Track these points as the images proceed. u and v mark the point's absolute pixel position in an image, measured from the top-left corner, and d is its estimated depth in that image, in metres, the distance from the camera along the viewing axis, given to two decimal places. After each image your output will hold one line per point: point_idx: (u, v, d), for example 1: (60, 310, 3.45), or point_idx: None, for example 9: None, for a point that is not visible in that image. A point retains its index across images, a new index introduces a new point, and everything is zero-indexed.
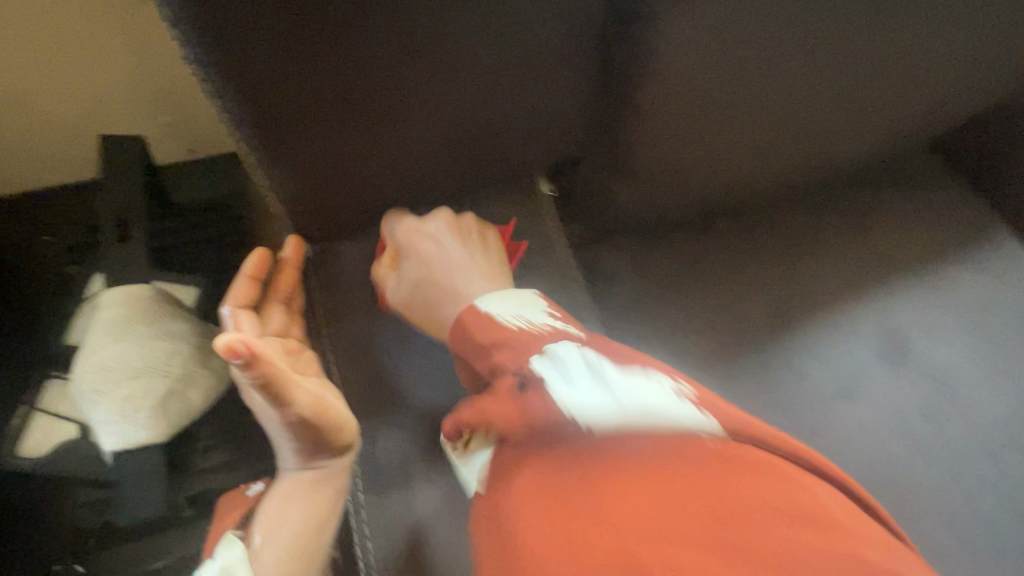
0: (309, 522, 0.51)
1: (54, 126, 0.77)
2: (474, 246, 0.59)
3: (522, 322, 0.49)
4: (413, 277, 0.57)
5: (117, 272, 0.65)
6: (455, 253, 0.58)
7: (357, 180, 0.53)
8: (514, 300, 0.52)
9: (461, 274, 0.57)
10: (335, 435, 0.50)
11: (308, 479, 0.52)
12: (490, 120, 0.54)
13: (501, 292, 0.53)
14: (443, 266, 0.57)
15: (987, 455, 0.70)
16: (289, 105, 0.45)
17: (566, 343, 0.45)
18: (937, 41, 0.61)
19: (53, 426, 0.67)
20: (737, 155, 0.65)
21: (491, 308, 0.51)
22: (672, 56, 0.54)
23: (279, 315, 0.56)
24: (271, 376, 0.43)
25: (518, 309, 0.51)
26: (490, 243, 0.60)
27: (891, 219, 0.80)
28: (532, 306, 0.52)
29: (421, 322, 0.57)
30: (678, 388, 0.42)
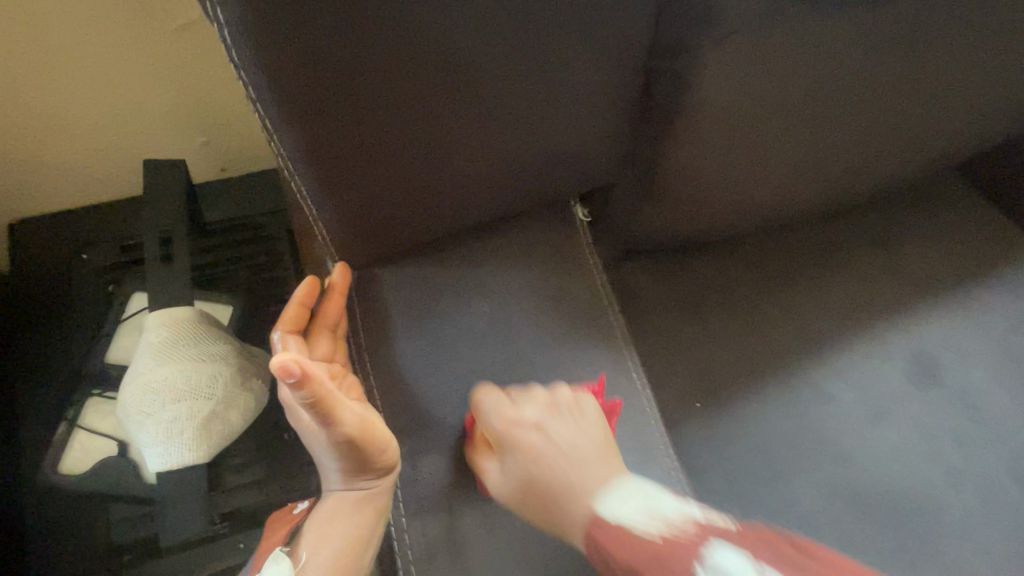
0: (351, 542, 0.54)
1: (96, 147, 0.80)
2: (578, 423, 0.55)
3: (665, 527, 0.48)
4: (519, 474, 0.53)
5: (159, 290, 0.67)
6: (574, 446, 0.54)
7: (398, 203, 0.54)
8: (632, 490, 0.52)
9: (580, 467, 0.54)
10: (378, 456, 0.51)
11: (350, 499, 0.54)
12: (529, 146, 0.55)
13: (617, 483, 0.52)
14: (558, 467, 0.54)
15: (1020, 479, 0.69)
16: (338, 130, 0.46)
17: (728, 547, 0.46)
18: (968, 67, 0.62)
19: (93, 444, 0.69)
20: (767, 179, 0.65)
21: (623, 517, 0.50)
22: (706, 83, 0.55)
23: (326, 340, 0.58)
24: (320, 394, 0.46)
25: (648, 497, 0.51)
26: (592, 408, 0.56)
27: (919, 240, 0.80)
28: (648, 488, 0.52)
29: (541, 504, 0.53)
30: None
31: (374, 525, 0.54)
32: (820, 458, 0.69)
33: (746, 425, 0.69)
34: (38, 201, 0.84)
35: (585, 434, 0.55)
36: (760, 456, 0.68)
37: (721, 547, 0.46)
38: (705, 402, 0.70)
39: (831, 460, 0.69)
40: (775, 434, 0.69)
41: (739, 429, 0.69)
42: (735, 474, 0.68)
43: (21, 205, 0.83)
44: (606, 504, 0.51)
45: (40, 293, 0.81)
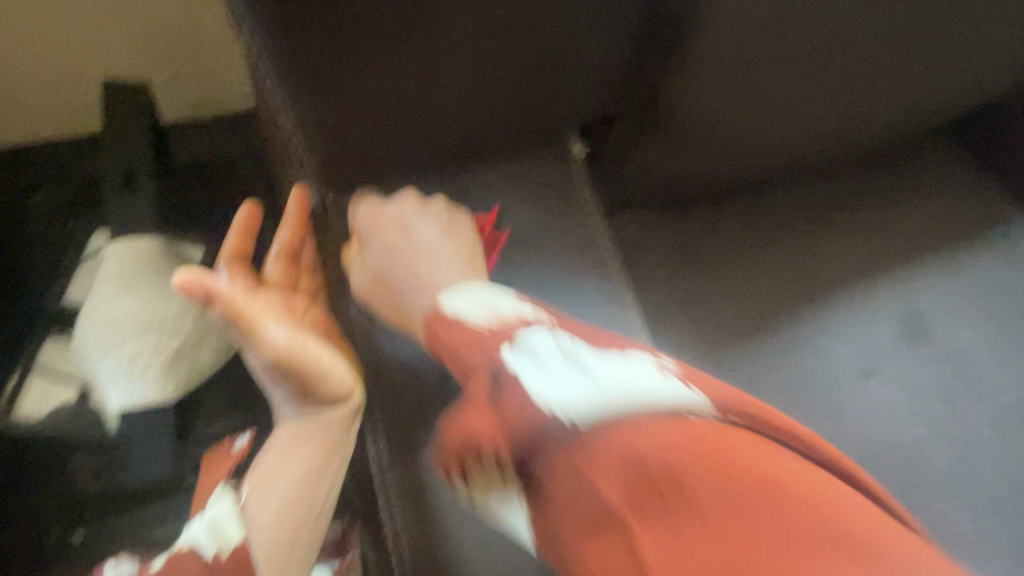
0: (303, 479, 0.49)
1: (55, 72, 0.74)
2: (440, 231, 0.56)
3: (496, 318, 0.45)
4: (379, 258, 0.55)
5: (124, 224, 0.62)
6: (428, 244, 0.55)
7: (387, 126, 0.50)
8: (479, 292, 0.49)
9: (437, 263, 0.54)
10: (322, 381, 0.48)
11: (302, 431, 0.50)
12: (526, 70, 0.51)
13: (468, 286, 0.50)
14: (411, 256, 0.55)
15: (1004, 437, 0.69)
16: (320, 32, 0.42)
17: (539, 329, 0.44)
18: (985, 12, 0.59)
19: (51, 390, 0.64)
20: (772, 125, 0.63)
21: (456, 304, 0.47)
22: (717, 11, 0.52)
23: (282, 267, 0.54)
24: (236, 306, 0.43)
25: (489, 300, 0.47)
26: (465, 232, 0.56)
27: (915, 199, 0.79)
28: (497, 292, 0.48)
29: (393, 306, 0.54)
30: (661, 364, 0.42)
31: (331, 460, 0.50)
32: (810, 411, 0.68)
33: (737, 377, 0.68)
34: None
35: (447, 240, 0.55)
36: (751, 409, 0.67)
37: (531, 329, 0.44)
38: (696, 353, 0.69)
39: (819, 413, 0.68)
40: (765, 387, 0.68)
41: (729, 380, 0.68)
42: None
43: None
44: (451, 300, 0.48)
45: None
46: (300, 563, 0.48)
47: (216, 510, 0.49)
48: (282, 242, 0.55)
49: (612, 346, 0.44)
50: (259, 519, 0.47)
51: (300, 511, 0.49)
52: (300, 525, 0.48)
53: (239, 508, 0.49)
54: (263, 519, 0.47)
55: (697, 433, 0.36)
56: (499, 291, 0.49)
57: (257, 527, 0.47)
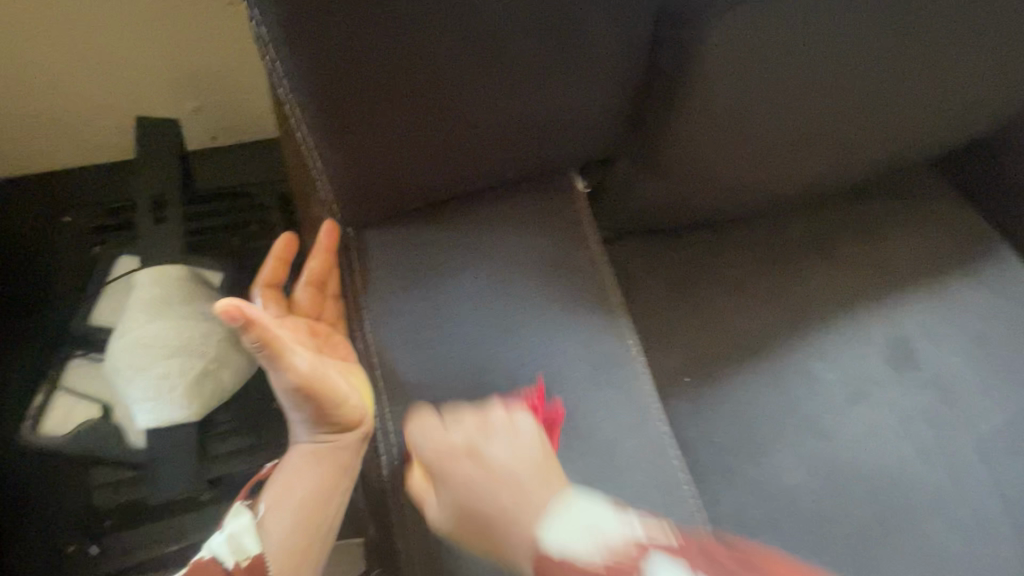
0: (313, 500, 0.52)
1: (89, 105, 0.78)
2: (511, 442, 0.50)
3: (608, 554, 0.44)
4: (451, 499, 0.49)
5: (153, 250, 0.66)
6: (506, 464, 0.49)
7: (402, 160, 0.54)
8: (572, 506, 0.47)
9: (534, 490, 0.48)
10: (338, 409, 0.52)
11: (315, 456, 0.53)
12: (534, 115, 0.55)
13: (557, 505, 0.47)
14: (484, 481, 0.49)
15: (988, 461, 0.72)
16: (343, 72, 0.46)
17: (662, 558, 0.44)
18: (959, 63, 0.64)
19: (77, 407, 0.67)
20: (763, 163, 0.67)
21: (562, 544, 0.45)
22: (711, 62, 0.56)
23: (309, 295, 0.60)
24: (270, 338, 0.46)
25: (593, 524, 0.46)
26: (529, 423, 0.52)
27: (901, 231, 0.83)
28: (588, 504, 0.47)
29: (478, 538, 0.48)
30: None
31: (338, 483, 0.54)
32: (801, 433, 0.71)
33: (732, 400, 0.71)
34: (26, 161, 0.82)
35: (521, 451, 0.50)
36: (746, 430, 0.70)
37: (658, 560, 0.44)
38: (694, 377, 0.72)
39: (811, 435, 0.71)
40: (759, 409, 0.72)
41: (725, 403, 0.71)
42: (722, 447, 0.70)
43: (8, 163, 0.81)
44: (548, 533, 0.46)
45: (23, 254, 0.79)
46: None
47: (236, 524, 0.51)
48: (310, 271, 0.60)
49: (741, 571, 0.45)
50: (274, 536, 0.51)
51: (310, 531, 0.52)
52: (307, 544, 0.52)
53: (257, 522, 0.51)
54: (276, 537, 0.51)
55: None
56: (581, 500, 0.47)
57: (272, 545, 0.50)
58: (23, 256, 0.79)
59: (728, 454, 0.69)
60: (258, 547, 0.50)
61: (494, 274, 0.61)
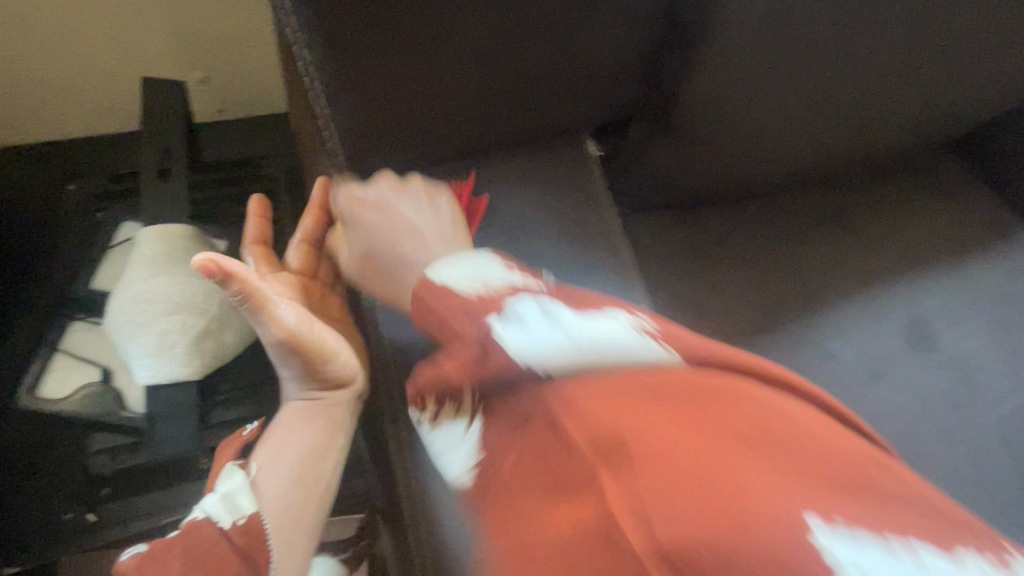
0: (306, 458, 0.51)
1: (93, 73, 0.77)
2: (427, 211, 0.53)
3: (482, 288, 0.42)
4: (364, 227, 0.53)
5: (155, 214, 0.65)
6: (411, 220, 0.52)
7: (417, 113, 0.52)
8: (472, 262, 0.45)
9: (438, 245, 0.50)
10: (328, 365, 0.50)
11: (307, 412, 0.52)
12: (548, 73, 0.53)
13: (462, 256, 0.45)
14: (388, 231, 0.52)
15: (1010, 446, 0.70)
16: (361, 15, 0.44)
17: (532, 284, 0.43)
18: (987, 33, 0.62)
19: (75, 371, 0.66)
20: (781, 135, 0.65)
21: (447, 277, 0.44)
22: (728, 21, 0.54)
23: (303, 253, 0.58)
24: (252, 289, 0.45)
25: (479, 270, 0.44)
26: (448, 206, 0.54)
27: (919, 211, 0.80)
28: (486, 262, 0.45)
29: (378, 289, 0.53)
30: (642, 323, 0.38)
31: (330, 442, 0.52)
32: None
33: None
34: (32, 129, 0.81)
35: (436, 216, 0.53)
36: None
37: (525, 297, 0.40)
38: None
39: None
40: None
41: None
42: None
43: (12, 129, 0.80)
44: (438, 271, 0.45)
45: (27, 220, 0.79)
46: (305, 540, 0.49)
47: (228, 485, 0.49)
48: (304, 229, 0.58)
49: (594, 305, 0.40)
50: (271, 494, 0.49)
51: (306, 487, 0.50)
52: (302, 505, 0.50)
53: (250, 481, 0.49)
54: (269, 496, 0.49)
55: (681, 392, 0.34)
56: (485, 260, 0.45)
57: (270, 504, 0.48)
58: (28, 221, 0.79)
59: None
60: (252, 505, 0.48)
61: (511, 238, 0.60)
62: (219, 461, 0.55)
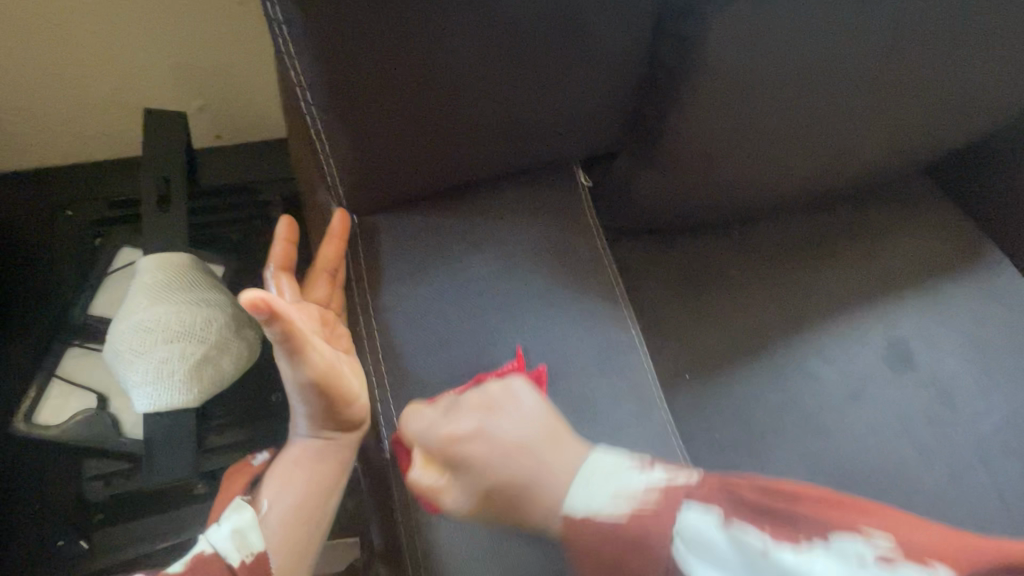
0: (312, 494, 0.53)
1: (94, 102, 0.79)
2: (518, 411, 0.50)
3: (631, 506, 0.44)
4: (469, 422, 0.48)
5: (155, 241, 0.66)
6: (517, 438, 0.48)
7: (411, 146, 0.54)
8: (597, 468, 0.47)
9: (551, 449, 0.48)
10: (346, 405, 0.52)
11: (318, 451, 0.53)
12: (539, 108, 0.56)
13: (588, 470, 0.46)
14: (516, 453, 0.47)
15: (988, 462, 0.73)
16: (354, 56, 0.46)
17: (699, 509, 0.44)
18: (952, 69, 0.66)
19: (71, 397, 0.66)
20: (762, 164, 0.68)
21: (587, 501, 0.45)
22: (709, 58, 0.57)
23: (323, 286, 0.59)
24: (293, 330, 0.46)
25: (616, 479, 0.46)
26: (534, 397, 0.51)
27: (896, 236, 0.84)
28: (612, 465, 0.47)
29: (507, 505, 0.47)
30: (881, 550, 0.41)
31: (334, 478, 0.54)
32: (801, 431, 0.71)
33: (733, 397, 0.72)
34: (31, 156, 0.83)
35: (537, 407, 0.50)
36: (746, 428, 0.71)
37: (695, 512, 0.44)
38: (695, 374, 0.72)
39: (814, 434, 0.71)
40: (762, 409, 0.72)
41: (728, 399, 0.72)
42: (721, 444, 0.70)
43: (12, 155, 0.82)
44: (576, 493, 0.46)
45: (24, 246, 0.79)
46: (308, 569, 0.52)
47: (237, 519, 0.50)
48: (324, 261, 0.59)
49: (799, 533, 0.43)
50: (276, 527, 0.51)
51: (309, 519, 0.52)
52: (306, 536, 0.52)
53: (260, 518, 0.50)
54: (273, 528, 0.50)
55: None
56: (609, 462, 0.47)
57: (274, 538, 0.50)
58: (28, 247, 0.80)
59: (727, 450, 0.69)
60: (260, 543, 0.49)
61: (504, 265, 0.61)
62: (225, 490, 0.55)
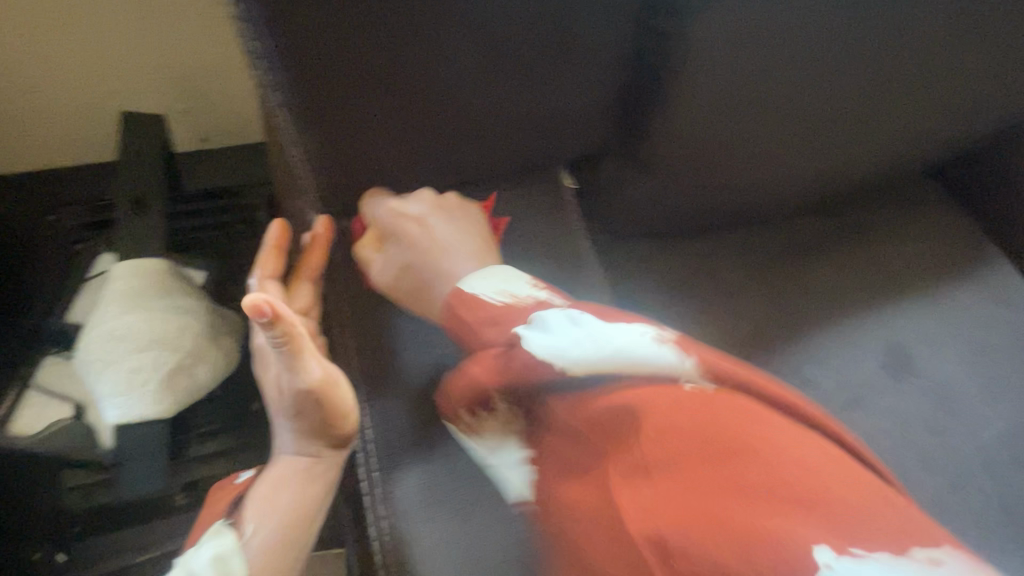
0: (297, 516, 0.50)
1: (75, 106, 0.78)
2: (448, 216, 0.56)
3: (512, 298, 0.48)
4: (397, 254, 0.56)
5: (132, 247, 0.65)
6: (435, 232, 0.55)
7: (385, 151, 0.53)
8: (498, 273, 0.51)
9: (454, 253, 0.54)
10: (340, 419, 0.51)
11: (303, 468, 0.52)
12: (520, 109, 0.54)
13: (485, 269, 0.52)
14: (426, 242, 0.55)
15: (991, 472, 0.70)
16: (320, 61, 0.45)
17: (553, 309, 0.45)
18: (952, 66, 0.63)
19: (48, 406, 0.65)
20: (754, 165, 0.66)
21: (479, 285, 0.50)
22: (696, 56, 0.55)
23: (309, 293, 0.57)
24: (294, 335, 0.46)
25: (507, 282, 0.50)
26: (478, 214, 0.58)
27: (896, 239, 0.81)
28: (512, 275, 0.51)
29: (411, 285, 0.55)
30: (663, 334, 0.41)
31: (320, 499, 0.52)
32: None
33: None
34: (12, 160, 0.82)
35: (461, 225, 0.56)
36: None
37: (553, 317, 0.44)
38: None
39: None
40: None
41: None
42: None
43: None
44: (471, 280, 0.51)
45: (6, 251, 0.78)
46: None
47: (221, 544, 0.48)
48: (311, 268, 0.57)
49: (619, 317, 0.44)
50: (260, 554, 0.48)
51: (293, 543, 0.49)
52: (290, 562, 0.49)
53: (244, 543, 0.48)
54: (258, 552, 0.48)
55: (765, 450, 0.35)
56: (514, 275, 0.51)
57: (258, 564, 0.47)
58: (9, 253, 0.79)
59: None
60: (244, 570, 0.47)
61: None
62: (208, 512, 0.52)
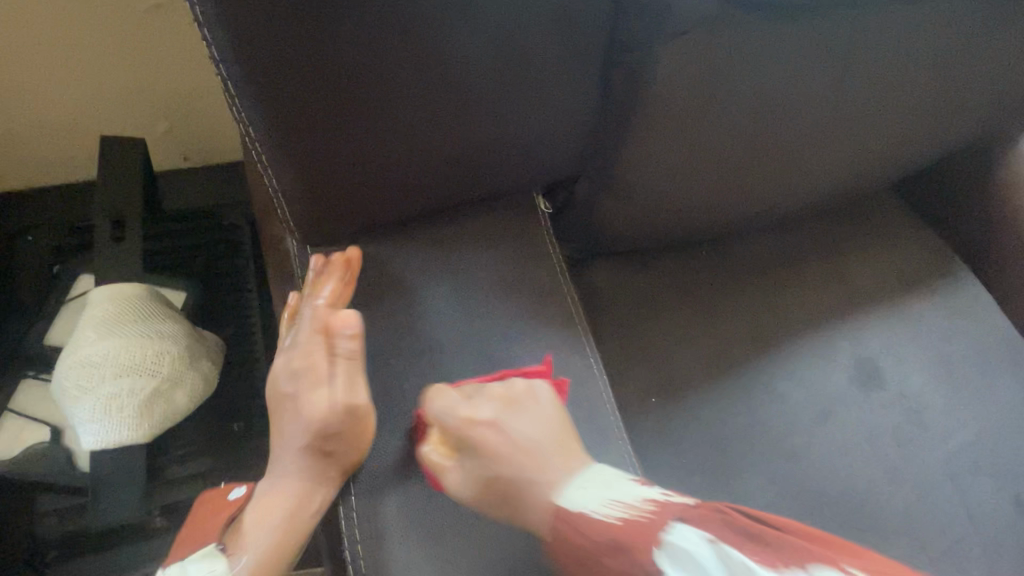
0: (283, 544, 0.50)
1: (52, 128, 0.78)
2: (534, 412, 0.51)
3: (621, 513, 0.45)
4: (477, 465, 0.49)
5: (109, 270, 0.65)
6: (530, 436, 0.50)
7: (359, 180, 0.54)
8: (591, 474, 0.49)
9: (557, 456, 0.49)
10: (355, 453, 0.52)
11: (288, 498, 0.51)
12: (490, 137, 0.56)
13: (576, 473, 0.49)
14: (518, 473, 0.48)
15: (956, 481, 0.73)
16: (290, 97, 0.46)
17: (680, 520, 0.45)
18: (908, 90, 0.66)
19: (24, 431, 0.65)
20: (722, 186, 0.68)
21: (582, 506, 0.46)
22: (660, 85, 0.57)
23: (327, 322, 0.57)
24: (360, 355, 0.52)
25: (608, 483, 0.48)
26: (548, 398, 0.53)
27: (863, 255, 0.84)
28: (610, 475, 0.49)
29: (517, 507, 0.48)
30: (831, 561, 0.41)
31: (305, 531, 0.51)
32: (769, 455, 0.71)
33: (700, 420, 0.71)
34: None
35: (542, 420, 0.51)
36: (715, 452, 0.70)
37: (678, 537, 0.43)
38: (662, 398, 0.72)
39: (781, 457, 0.71)
40: (730, 432, 0.71)
41: (696, 424, 0.71)
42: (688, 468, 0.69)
43: None
44: (569, 498, 0.47)
45: None
46: None
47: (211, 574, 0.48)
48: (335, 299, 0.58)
49: (762, 537, 0.43)
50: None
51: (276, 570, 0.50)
52: None
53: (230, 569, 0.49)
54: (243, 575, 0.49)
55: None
56: (608, 477, 0.49)
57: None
58: None
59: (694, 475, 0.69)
60: None
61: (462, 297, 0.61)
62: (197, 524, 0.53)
